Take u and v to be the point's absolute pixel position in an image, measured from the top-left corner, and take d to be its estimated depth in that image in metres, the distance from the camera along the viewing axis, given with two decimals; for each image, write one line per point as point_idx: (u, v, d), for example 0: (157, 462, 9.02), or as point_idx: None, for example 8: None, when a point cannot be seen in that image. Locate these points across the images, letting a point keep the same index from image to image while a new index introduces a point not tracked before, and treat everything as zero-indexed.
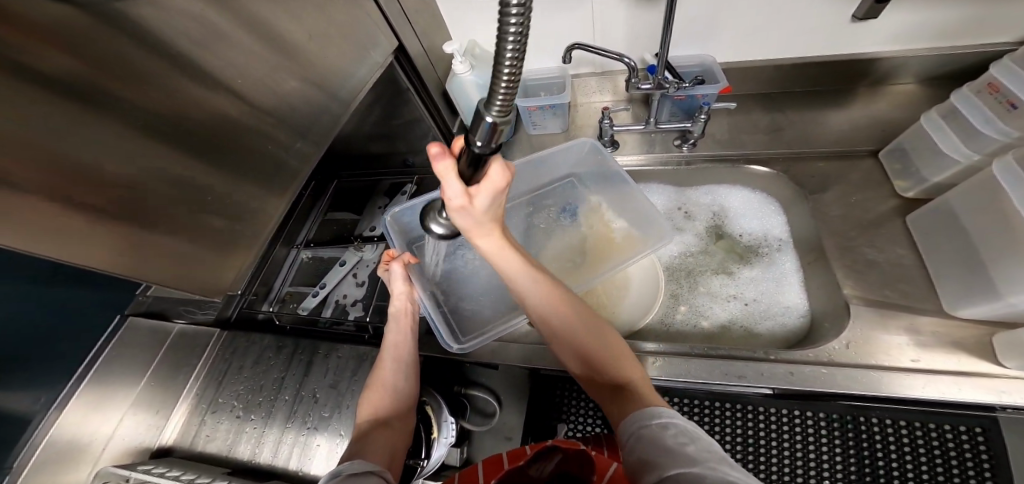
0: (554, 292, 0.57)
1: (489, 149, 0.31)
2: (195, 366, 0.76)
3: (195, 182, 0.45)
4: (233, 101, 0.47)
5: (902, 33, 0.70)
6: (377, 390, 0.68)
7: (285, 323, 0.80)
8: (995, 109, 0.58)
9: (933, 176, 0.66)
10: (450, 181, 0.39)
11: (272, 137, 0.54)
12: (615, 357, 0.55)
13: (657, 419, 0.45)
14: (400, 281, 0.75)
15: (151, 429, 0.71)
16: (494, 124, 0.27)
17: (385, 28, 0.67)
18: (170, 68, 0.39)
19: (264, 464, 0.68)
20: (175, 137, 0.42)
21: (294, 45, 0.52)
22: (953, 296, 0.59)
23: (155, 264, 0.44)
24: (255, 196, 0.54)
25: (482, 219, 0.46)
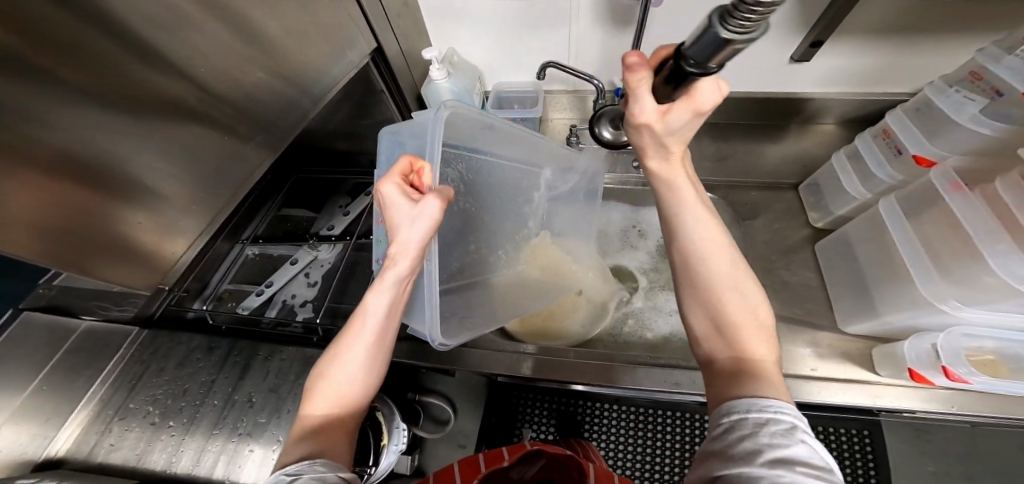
0: (713, 250, 0.39)
1: (707, 66, 0.30)
2: (105, 367, 0.64)
3: (116, 165, 0.33)
4: (195, 90, 0.37)
5: (833, 75, 0.71)
6: (341, 379, 0.41)
7: (220, 323, 0.70)
8: (885, 152, 0.58)
9: (837, 209, 0.65)
10: (643, 93, 0.36)
11: (235, 131, 0.43)
12: (752, 330, 0.37)
13: (758, 411, 0.31)
14: (427, 222, 0.39)
15: (34, 438, 0.57)
16: (729, 42, 0.26)
17: (365, 29, 0.59)
18: (121, 49, 0.30)
19: (181, 475, 0.55)
20: (121, 116, 0.32)
21: (269, 37, 0.43)
22: (846, 312, 0.57)
23: (41, 246, 0.30)
24: (204, 188, 0.42)
25: (662, 141, 0.39)
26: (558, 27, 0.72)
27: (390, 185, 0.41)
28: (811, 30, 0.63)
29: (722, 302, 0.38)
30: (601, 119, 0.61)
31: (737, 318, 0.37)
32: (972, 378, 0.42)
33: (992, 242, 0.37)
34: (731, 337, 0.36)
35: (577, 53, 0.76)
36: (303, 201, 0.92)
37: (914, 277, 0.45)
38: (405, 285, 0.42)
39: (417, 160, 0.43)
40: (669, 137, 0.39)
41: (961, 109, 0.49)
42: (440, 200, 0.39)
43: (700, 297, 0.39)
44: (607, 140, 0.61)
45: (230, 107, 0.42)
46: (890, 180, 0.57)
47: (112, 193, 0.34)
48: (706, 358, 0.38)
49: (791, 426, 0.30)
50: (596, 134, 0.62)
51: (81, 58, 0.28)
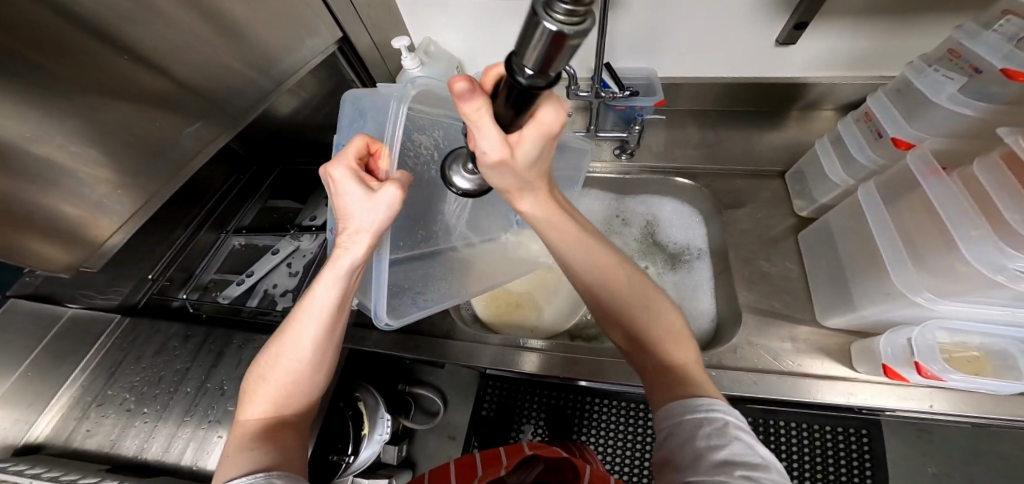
0: (614, 265, 0.40)
1: (545, 79, 0.18)
2: (87, 353, 0.65)
3: (70, 149, 0.34)
4: (156, 77, 0.38)
5: (822, 58, 0.67)
6: (282, 377, 0.41)
7: (202, 312, 0.72)
8: (866, 135, 0.56)
9: (821, 197, 0.62)
10: (483, 130, 0.25)
11: (195, 119, 0.44)
12: (670, 333, 0.39)
13: (694, 413, 0.33)
14: (386, 212, 0.37)
15: (15, 424, 0.58)
16: (556, 43, 0.14)
17: (328, 17, 0.58)
18: (83, 34, 0.31)
19: (152, 461, 0.57)
20: (83, 109, 0.33)
21: (229, 25, 0.43)
22: (825, 305, 0.54)
23: None
24: (157, 174, 0.42)
25: (525, 178, 0.32)
26: None
27: (341, 170, 0.38)
28: (790, 15, 0.60)
29: (632, 321, 0.39)
30: (452, 163, 0.42)
31: (647, 332, 0.38)
32: (946, 375, 0.40)
33: (969, 228, 0.36)
34: (653, 351, 0.38)
35: None
36: (288, 191, 0.93)
37: (887, 266, 0.43)
38: (352, 278, 0.41)
39: (374, 142, 0.42)
40: (525, 170, 0.31)
41: (941, 89, 0.46)
42: (399, 186, 0.37)
43: (610, 308, 0.40)
44: (465, 191, 0.41)
45: (192, 96, 0.43)
46: (869, 165, 0.55)
47: (64, 180, 0.35)
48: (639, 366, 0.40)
49: (725, 422, 0.32)
50: (448, 183, 0.42)
51: (44, 43, 0.29)
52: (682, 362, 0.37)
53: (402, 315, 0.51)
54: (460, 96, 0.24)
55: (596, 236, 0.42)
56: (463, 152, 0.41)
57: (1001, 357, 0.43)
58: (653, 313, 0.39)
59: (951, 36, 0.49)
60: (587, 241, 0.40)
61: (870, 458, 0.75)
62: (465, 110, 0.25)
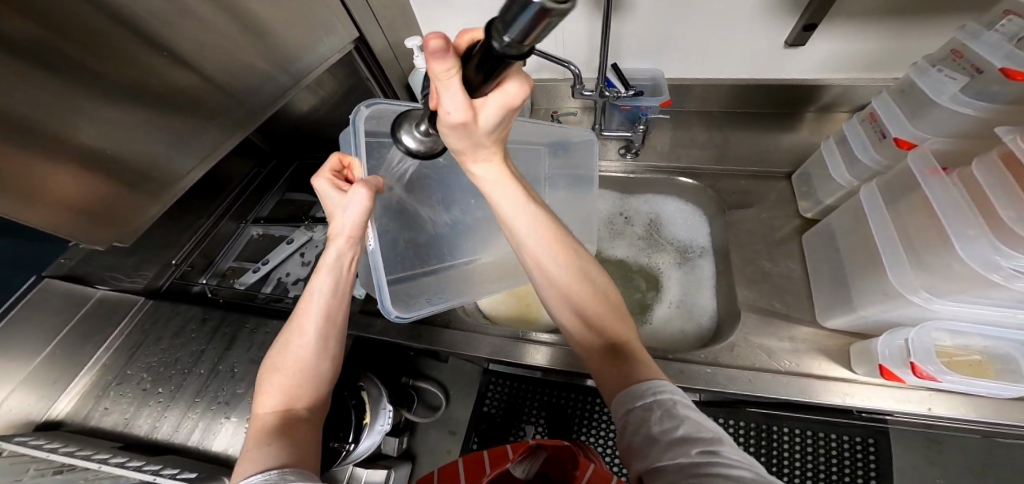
0: (559, 243, 0.42)
1: (518, 48, 0.19)
2: (110, 335, 0.69)
3: (112, 137, 0.37)
4: (190, 73, 0.41)
5: (833, 59, 0.67)
6: (292, 368, 0.44)
7: (220, 297, 0.76)
8: (871, 136, 0.56)
9: (826, 198, 0.62)
10: (449, 88, 0.24)
11: (221, 112, 0.47)
12: (609, 315, 0.42)
13: (650, 395, 0.35)
14: (359, 208, 0.44)
15: (40, 400, 0.62)
16: (539, 18, 0.16)
17: (346, 18, 0.60)
18: (127, 36, 0.35)
19: (162, 439, 0.60)
20: (125, 100, 0.37)
21: (254, 26, 0.46)
22: (825, 306, 0.54)
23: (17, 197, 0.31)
24: (183, 157, 0.44)
25: (481, 142, 0.32)
26: None
27: (323, 182, 0.46)
28: (800, 16, 0.60)
29: (577, 300, 0.42)
30: (405, 120, 0.36)
31: (594, 312, 0.42)
32: (943, 377, 0.40)
33: (964, 227, 0.36)
34: (598, 331, 0.42)
35: (561, 41, 0.76)
36: (304, 185, 0.96)
37: (886, 267, 0.44)
38: (346, 266, 0.47)
39: (345, 157, 0.51)
40: (484, 133, 0.31)
41: (943, 90, 0.47)
42: (370, 189, 0.44)
43: (555, 285, 0.42)
44: (412, 150, 0.35)
45: (220, 91, 0.46)
46: (873, 165, 0.55)
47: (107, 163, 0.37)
48: (581, 345, 0.43)
49: (674, 400, 0.35)
50: (396, 140, 0.36)
51: (93, 42, 0.33)
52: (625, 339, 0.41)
53: (411, 308, 0.56)
54: (429, 56, 0.22)
55: (545, 213, 0.43)
56: (417, 112, 0.36)
57: (1004, 361, 0.43)
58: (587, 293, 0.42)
59: (955, 36, 0.49)
60: (537, 217, 0.42)
61: (876, 467, 0.74)
62: (434, 72, 0.23)
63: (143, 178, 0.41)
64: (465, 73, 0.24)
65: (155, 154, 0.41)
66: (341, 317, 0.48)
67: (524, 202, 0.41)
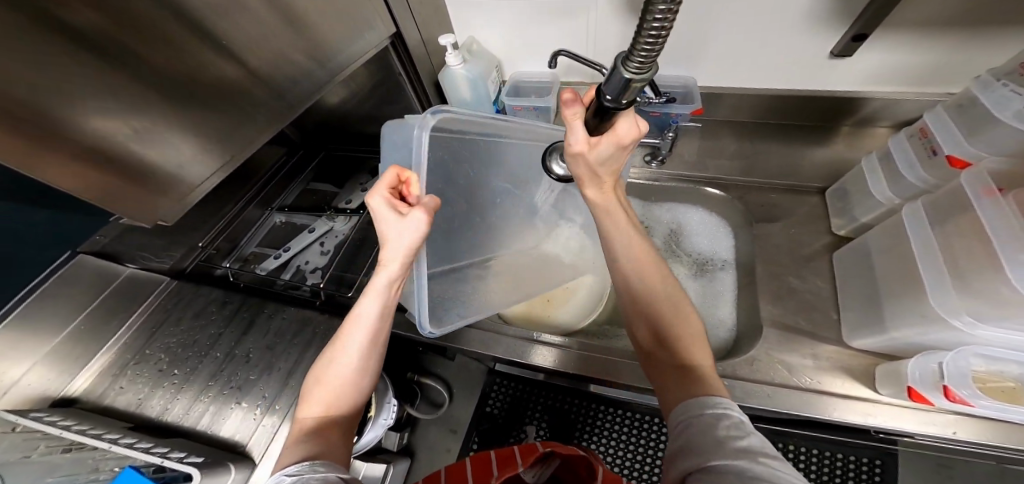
0: (652, 264, 0.45)
1: (620, 102, 0.32)
2: (133, 313, 0.71)
3: (160, 119, 0.37)
4: (234, 61, 0.42)
5: (875, 70, 0.66)
6: (333, 381, 0.44)
7: (241, 281, 0.77)
8: (919, 153, 0.55)
9: (862, 216, 0.61)
10: (573, 127, 0.39)
11: (262, 101, 0.47)
12: (690, 336, 0.41)
13: (712, 408, 0.34)
14: (416, 233, 0.40)
15: (59, 376, 0.63)
16: (629, 80, 0.29)
17: (384, 13, 0.61)
18: (182, 25, 0.36)
19: (172, 422, 0.60)
20: (181, 97, 0.38)
21: (298, 19, 0.47)
22: (853, 324, 0.53)
23: (69, 174, 0.31)
24: (222, 141, 0.44)
25: (595, 173, 0.43)
26: (576, 15, 0.71)
27: (379, 198, 0.41)
28: (851, 25, 0.59)
29: (658, 314, 0.42)
30: (552, 154, 0.54)
31: (672, 330, 0.41)
32: (976, 401, 0.39)
33: (1016, 252, 0.35)
34: (673, 346, 0.41)
35: (594, 46, 0.76)
36: (329, 176, 0.98)
37: (926, 289, 0.43)
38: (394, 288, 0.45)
39: (404, 172, 0.43)
40: (599, 167, 0.42)
41: (1006, 106, 0.45)
42: (427, 210, 0.40)
43: (634, 295, 0.44)
44: (560, 176, 0.53)
45: (264, 85, 0.47)
46: (919, 184, 0.54)
47: (154, 143, 0.37)
48: (650, 358, 0.42)
49: (739, 418, 0.33)
50: (547, 168, 0.54)
51: (149, 29, 0.34)
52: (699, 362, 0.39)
53: (443, 323, 0.53)
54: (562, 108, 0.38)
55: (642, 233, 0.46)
56: (560, 147, 0.53)
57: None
58: (670, 304, 0.43)
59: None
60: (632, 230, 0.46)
61: None
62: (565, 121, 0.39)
63: (187, 163, 0.41)
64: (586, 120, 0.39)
65: (196, 139, 0.41)
66: (381, 338, 0.46)
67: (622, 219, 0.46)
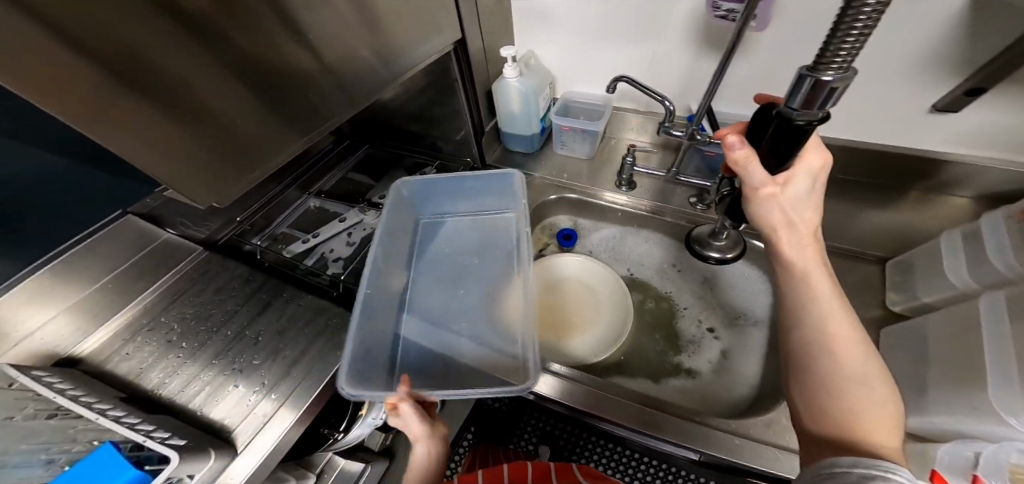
0: (854, 337, 0.41)
1: (813, 116, 0.36)
2: (161, 276, 0.70)
3: (232, 103, 0.38)
4: (308, 54, 0.43)
5: (974, 135, 0.66)
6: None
7: (265, 260, 0.79)
8: (1013, 237, 0.50)
9: (924, 295, 0.58)
10: (759, 167, 0.43)
11: (329, 93, 0.48)
12: (876, 417, 0.38)
13: (864, 467, 0.33)
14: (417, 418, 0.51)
15: (72, 332, 0.60)
16: (831, 80, 0.32)
17: (453, 17, 0.63)
18: (264, 11, 0.37)
19: (163, 398, 0.56)
20: (259, 84, 0.39)
21: (370, 17, 0.49)
22: None
23: (142, 147, 0.31)
24: (284, 132, 0.44)
25: (791, 214, 0.45)
26: (643, 42, 0.70)
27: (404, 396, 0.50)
28: (969, 76, 0.59)
29: (843, 385, 0.39)
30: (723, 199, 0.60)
31: (854, 405, 0.39)
32: None
33: None
34: (848, 417, 0.38)
35: (656, 74, 0.74)
36: (368, 169, 0.99)
37: (988, 384, 0.40)
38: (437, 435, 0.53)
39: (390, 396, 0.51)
40: (797, 206, 0.45)
41: None
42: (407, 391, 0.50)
43: (836, 369, 0.40)
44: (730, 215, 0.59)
45: (336, 82, 0.48)
46: (1004, 271, 0.49)
47: (227, 128, 0.38)
48: (808, 420, 0.41)
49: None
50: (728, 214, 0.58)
51: (238, 11, 0.35)
52: (868, 433, 0.37)
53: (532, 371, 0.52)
54: (739, 150, 0.43)
55: (847, 307, 0.43)
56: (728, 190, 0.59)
57: None
58: (870, 384, 0.39)
59: None
60: (834, 303, 0.43)
61: None
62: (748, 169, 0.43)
63: (248, 151, 0.41)
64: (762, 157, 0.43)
65: (260, 130, 0.41)
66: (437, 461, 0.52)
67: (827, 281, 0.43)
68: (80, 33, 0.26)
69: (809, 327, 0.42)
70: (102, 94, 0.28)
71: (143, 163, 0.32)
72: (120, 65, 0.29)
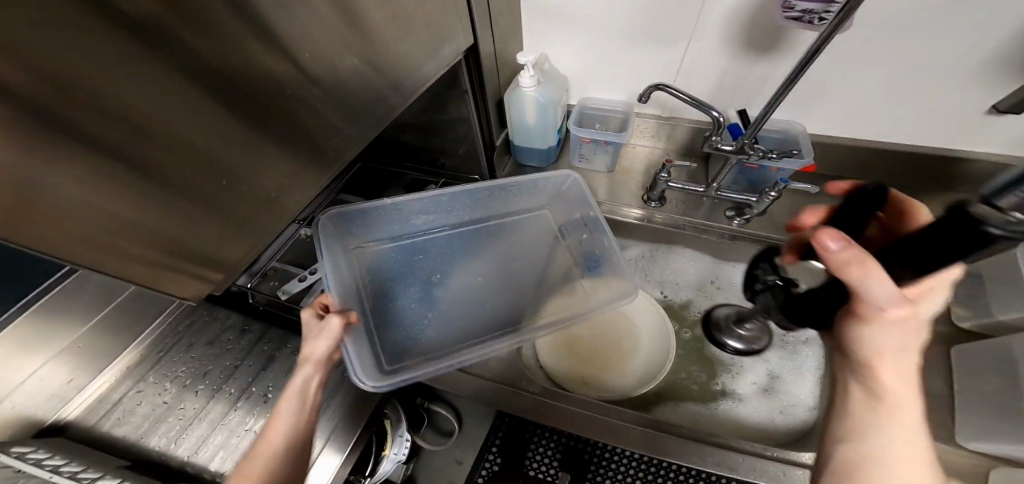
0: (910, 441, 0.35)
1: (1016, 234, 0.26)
2: (144, 331, 0.66)
3: (230, 157, 0.32)
4: (292, 70, 0.35)
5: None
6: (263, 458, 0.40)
7: (258, 303, 0.70)
8: None
9: (999, 313, 0.58)
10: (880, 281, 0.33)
11: (323, 119, 0.40)
12: None
13: None
14: (328, 342, 0.44)
15: (51, 400, 0.57)
16: None
17: (464, 20, 0.55)
18: (241, 27, 0.29)
19: (172, 462, 0.55)
20: (263, 127, 0.34)
21: (366, 19, 0.40)
22: (976, 429, 0.54)
23: (102, 214, 0.26)
24: (285, 180, 0.39)
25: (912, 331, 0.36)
26: (667, 45, 0.65)
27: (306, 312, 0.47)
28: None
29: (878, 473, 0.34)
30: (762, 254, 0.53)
31: None
32: None
33: None
34: None
35: (684, 76, 0.68)
36: (363, 190, 0.89)
37: None
38: (311, 399, 0.44)
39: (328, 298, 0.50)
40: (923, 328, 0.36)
41: None
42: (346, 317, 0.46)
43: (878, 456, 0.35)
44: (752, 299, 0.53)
45: (332, 102, 0.41)
46: None
47: (220, 180, 0.32)
48: None
49: None
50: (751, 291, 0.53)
51: (202, 24, 0.27)
52: None
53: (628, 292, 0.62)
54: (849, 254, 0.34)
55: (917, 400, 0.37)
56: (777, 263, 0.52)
57: None
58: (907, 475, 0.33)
59: None
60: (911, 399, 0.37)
61: None
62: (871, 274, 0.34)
63: (244, 211, 0.35)
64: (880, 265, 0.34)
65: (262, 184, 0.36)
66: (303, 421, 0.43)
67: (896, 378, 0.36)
68: (49, 95, 0.22)
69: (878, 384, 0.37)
70: (81, 149, 0.24)
71: (99, 232, 0.26)
72: (79, 112, 0.23)
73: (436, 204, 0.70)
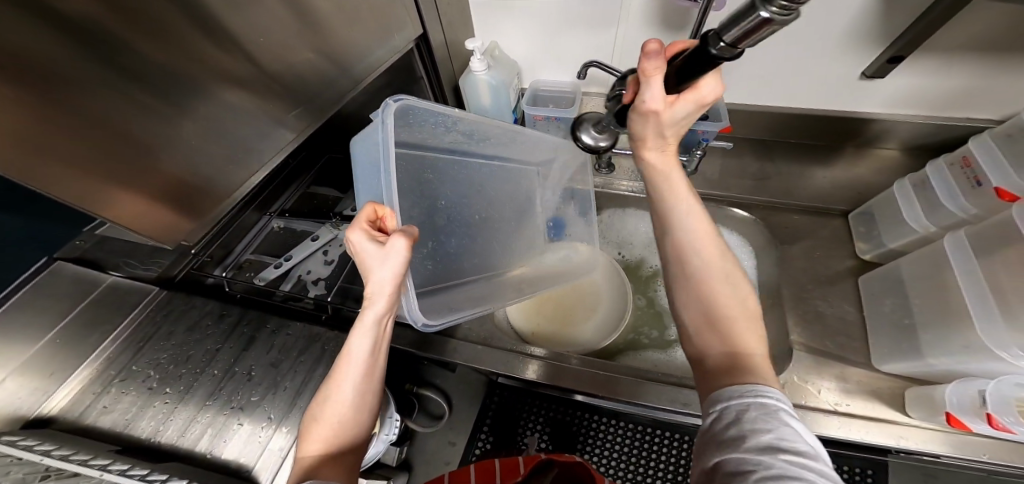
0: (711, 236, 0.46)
1: (728, 50, 0.35)
2: (121, 324, 0.66)
3: (187, 140, 0.37)
4: (244, 65, 0.39)
5: (906, 95, 0.71)
6: (332, 419, 0.43)
7: (235, 291, 0.74)
8: (963, 183, 0.61)
9: (890, 242, 0.70)
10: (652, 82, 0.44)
11: (271, 106, 0.45)
12: (744, 324, 0.41)
13: (740, 398, 0.35)
14: (397, 262, 0.42)
15: (35, 393, 0.57)
16: (764, 24, 0.29)
17: (413, 12, 0.59)
18: (195, 32, 0.33)
19: (164, 444, 0.57)
20: (215, 114, 0.39)
21: (318, 17, 0.44)
22: (883, 352, 0.63)
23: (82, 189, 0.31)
24: (238, 161, 0.43)
25: (662, 133, 0.49)
26: (602, 28, 0.71)
27: (359, 234, 0.43)
28: (885, 49, 0.63)
29: (713, 296, 0.43)
30: (582, 125, 0.65)
31: (723, 310, 0.42)
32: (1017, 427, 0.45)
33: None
34: (720, 316, 0.41)
35: (620, 54, 0.75)
36: (332, 181, 0.93)
37: (977, 319, 0.49)
38: (382, 327, 0.45)
39: (379, 207, 0.45)
40: (667, 127, 0.48)
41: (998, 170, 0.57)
42: (407, 239, 0.41)
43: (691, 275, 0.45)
44: (587, 144, 0.65)
45: (278, 91, 0.45)
46: (959, 212, 0.61)
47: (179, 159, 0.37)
48: (695, 341, 0.43)
49: (774, 406, 0.34)
50: (577, 137, 0.65)
51: (158, 31, 0.31)
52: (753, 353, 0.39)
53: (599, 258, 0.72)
54: (648, 59, 0.43)
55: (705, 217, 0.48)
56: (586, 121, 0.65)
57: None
58: (726, 288, 0.43)
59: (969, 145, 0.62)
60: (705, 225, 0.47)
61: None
62: (665, 117, 0.47)
63: (201, 183, 0.40)
64: (664, 75, 0.44)
65: (215, 161, 0.41)
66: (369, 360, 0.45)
67: (712, 234, 0.47)
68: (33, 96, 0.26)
69: (681, 230, 0.47)
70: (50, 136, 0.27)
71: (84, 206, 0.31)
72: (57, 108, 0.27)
73: (472, 137, 0.60)
